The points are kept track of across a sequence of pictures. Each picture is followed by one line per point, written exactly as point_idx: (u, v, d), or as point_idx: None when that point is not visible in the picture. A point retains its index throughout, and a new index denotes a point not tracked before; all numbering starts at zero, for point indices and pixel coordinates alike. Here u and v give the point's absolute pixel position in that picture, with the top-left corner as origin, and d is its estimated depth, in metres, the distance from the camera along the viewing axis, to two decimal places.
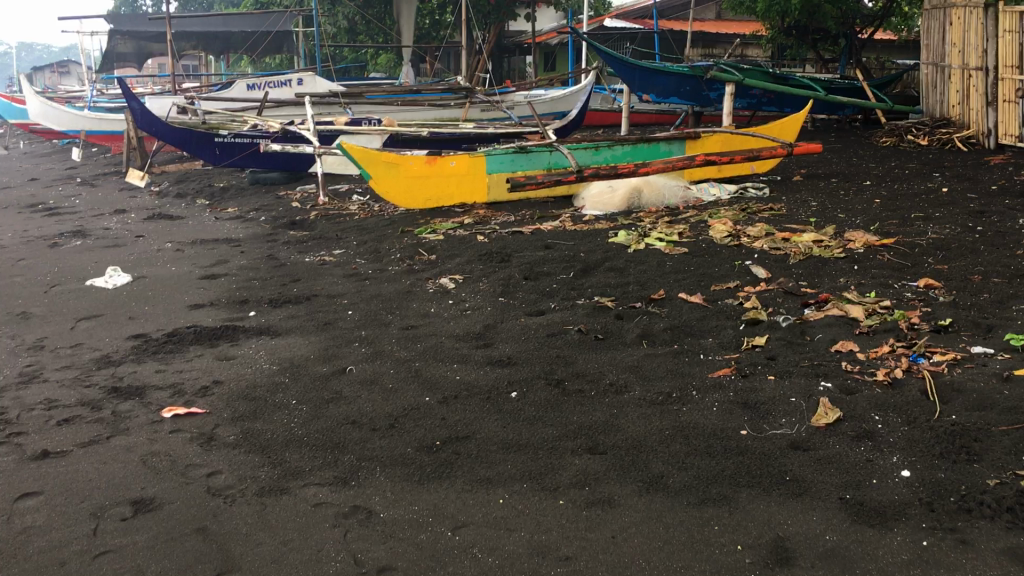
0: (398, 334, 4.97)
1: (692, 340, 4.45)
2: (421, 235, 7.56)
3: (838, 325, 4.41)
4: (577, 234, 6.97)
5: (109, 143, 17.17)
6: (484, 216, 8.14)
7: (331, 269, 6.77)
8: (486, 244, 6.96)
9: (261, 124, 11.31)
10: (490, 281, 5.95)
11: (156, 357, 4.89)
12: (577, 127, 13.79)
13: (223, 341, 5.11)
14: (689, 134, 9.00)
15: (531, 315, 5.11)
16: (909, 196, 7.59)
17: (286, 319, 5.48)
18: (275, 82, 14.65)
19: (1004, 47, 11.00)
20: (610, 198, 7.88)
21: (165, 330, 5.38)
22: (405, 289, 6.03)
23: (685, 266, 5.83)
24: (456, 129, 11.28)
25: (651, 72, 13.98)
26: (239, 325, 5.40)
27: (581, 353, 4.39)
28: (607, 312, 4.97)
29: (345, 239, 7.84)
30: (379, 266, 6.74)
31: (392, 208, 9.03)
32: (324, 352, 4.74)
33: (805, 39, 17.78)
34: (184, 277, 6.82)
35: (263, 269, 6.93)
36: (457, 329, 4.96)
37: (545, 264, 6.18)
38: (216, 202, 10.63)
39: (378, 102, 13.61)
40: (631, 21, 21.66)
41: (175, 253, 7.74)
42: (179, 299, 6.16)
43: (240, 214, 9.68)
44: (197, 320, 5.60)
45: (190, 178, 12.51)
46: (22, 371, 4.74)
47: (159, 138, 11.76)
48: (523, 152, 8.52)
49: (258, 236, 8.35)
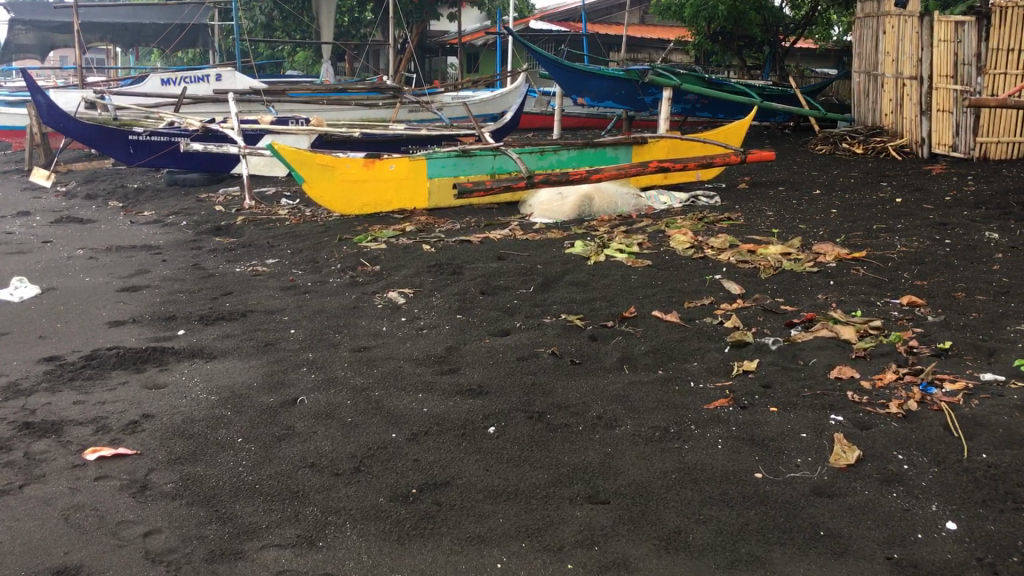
0: (350, 357, 4.51)
1: (677, 365, 4.11)
2: (361, 243, 7.09)
3: (831, 348, 4.12)
4: (530, 244, 6.59)
5: (8, 139, 16.08)
6: (427, 223, 7.70)
7: (265, 281, 6.23)
8: (434, 254, 6.52)
9: (180, 121, 10.60)
10: (443, 296, 5.51)
11: (73, 384, 4.31)
12: (511, 129, 13.42)
13: (150, 365, 4.55)
14: (636, 139, 8.75)
15: (495, 335, 4.70)
16: (863, 206, 7.43)
17: (221, 339, 4.95)
18: (192, 78, 13.89)
19: (939, 56, 11.02)
20: (560, 206, 7.55)
21: (82, 352, 4.80)
22: (349, 305, 5.54)
23: (652, 280, 5.51)
24: (388, 129, 10.81)
25: (586, 75, 13.72)
26: (167, 346, 4.84)
27: (558, 380, 4.00)
28: (578, 333, 4.59)
29: (278, 247, 7.29)
30: (319, 277, 6.24)
31: (326, 214, 8.51)
32: (268, 379, 4.24)
33: (731, 46, 17.79)
34: (99, 289, 6.18)
35: (189, 280, 6.33)
36: (415, 352, 4.52)
37: (502, 277, 5.78)
38: (130, 204, 9.89)
39: (303, 100, 13.02)
40: (556, 23, 21.41)
41: (88, 261, 7.07)
42: (95, 314, 5.55)
43: (158, 217, 9.00)
44: (117, 340, 5.01)
45: (100, 177, 11.71)
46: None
47: (66, 135, 10.91)
48: (466, 156, 8.12)
49: (180, 243, 7.73)
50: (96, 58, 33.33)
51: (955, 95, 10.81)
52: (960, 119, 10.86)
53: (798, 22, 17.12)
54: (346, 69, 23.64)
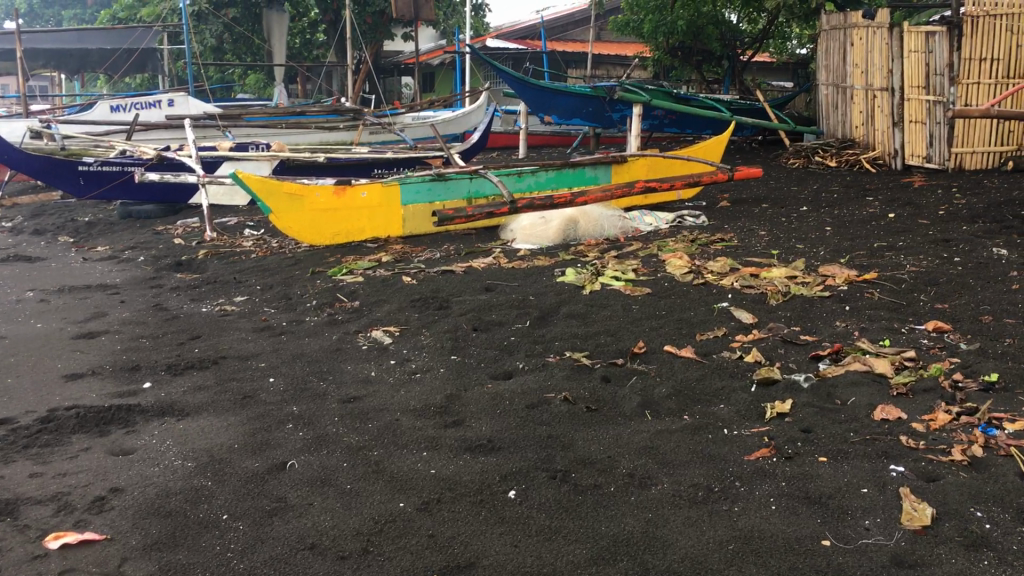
0: (338, 410, 4.09)
1: (704, 409, 3.74)
2: (335, 276, 6.67)
3: (868, 384, 3.80)
4: (518, 274, 6.23)
5: None
6: (404, 253, 7.30)
7: (236, 322, 5.78)
8: (415, 287, 6.11)
9: (133, 149, 10.07)
10: (432, 335, 5.12)
11: (28, 452, 3.83)
12: (479, 149, 13.06)
13: (115, 427, 4.08)
14: (615, 158, 8.48)
15: (497, 379, 4.31)
16: (856, 223, 7.17)
17: (194, 392, 4.50)
18: (143, 104, 13.34)
19: (911, 66, 10.88)
20: (543, 231, 7.17)
21: (37, 413, 4.31)
22: (330, 347, 5.12)
23: (655, 311, 5.17)
24: (353, 153, 10.41)
25: (552, 92, 13.40)
26: (133, 403, 4.37)
27: (576, 431, 3.62)
28: (588, 374, 4.21)
29: (246, 283, 6.83)
30: (294, 316, 5.81)
31: (294, 245, 8.06)
32: (251, 440, 3.81)
33: (690, 61, 17.59)
34: (54, 337, 5.68)
35: (152, 324, 5.86)
36: (412, 401, 4.12)
37: (493, 311, 5.40)
38: (81, 239, 9.34)
39: (261, 124, 12.56)
40: (513, 42, 21.08)
41: (39, 304, 6.55)
42: (49, 367, 5.05)
43: (113, 253, 8.49)
44: (77, 396, 4.53)
45: (49, 211, 11.11)
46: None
47: (11, 166, 10.31)
48: (442, 180, 7.77)
49: (138, 281, 7.23)
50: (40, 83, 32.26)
51: (928, 106, 10.67)
52: (934, 130, 10.72)
53: (756, 35, 16.82)
54: (300, 92, 23.13)
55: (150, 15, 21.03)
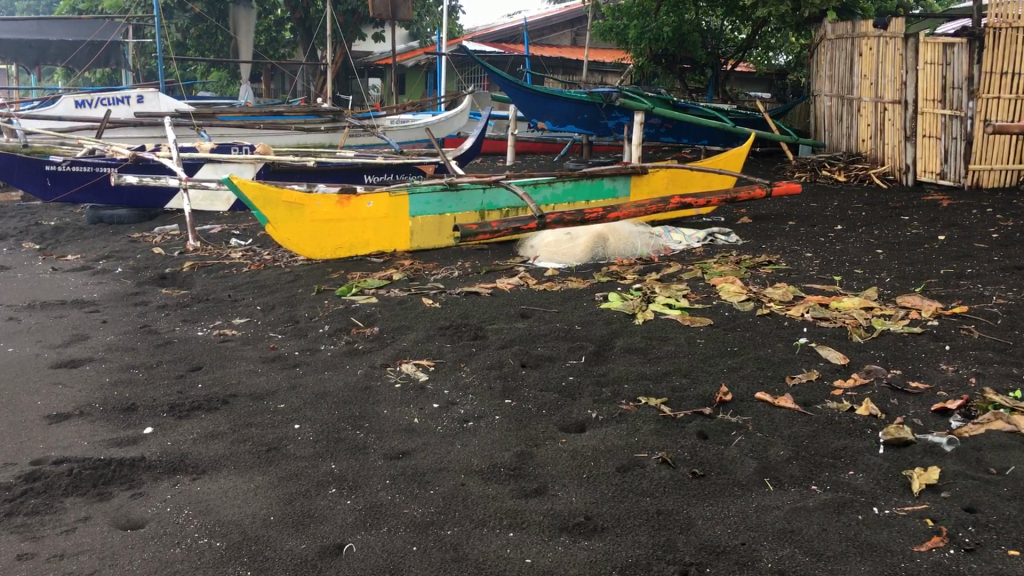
0: (388, 470, 3.45)
1: (835, 478, 3.15)
2: (345, 296, 6.00)
3: (1022, 450, 3.23)
4: (553, 297, 5.62)
5: None
6: (417, 270, 6.65)
7: (240, 350, 5.09)
8: (440, 312, 5.48)
9: (105, 149, 9.20)
10: (474, 371, 4.49)
11: (12, 524, 3.11)
12: (474, 154, 12.33)
13: (118, 489, 3.37)
14: (635, 168, 7.93)
15: (569, 432, 3.68)
16: (905, 245, 6.66)
17: (207, 442, 3.81)
18: (111, 99, 12.49)
19: (926, 79, 10.39)
20: (569, 249, 6.58)
21: (18, 467, 3.59)
22: (357, 385, 4.45)
23: (727, 346, 4.59)
24: (343, 159, 9.74)
25: (546, 97, 12.83)
26: (134, 455, 3.67)
27: (690, 507, 3.00)
28: (680, 428, 3.59)
29: (243, 302, 6.13)
30: (306, 344, 5.13)
31: (289, 257, 7.37)
32: (289, 511, 3.14)
33: (673, 69, 16.90)
34: (29, 365, 4.91)
35: (142, 350, 5.13)
36: (477, 461, 3.47)
37: (539, 343, 4.78)
38: (49, 245, 8.53)
39: (239, 124, 11.80)
40: (491, 45, 20.33)
41: (8, 323, 5.78)
42: (28, 404, 4.31)
43: (86, 262, 7.70)
44: (66, 445, 3.80)
45: (9, 213, 10.23)
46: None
47: None
48: (454, 190, 7.18)
49: (120, 296, 6.47)
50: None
51: (944, 120, 10.19)
52: (950, 146, 10.24)
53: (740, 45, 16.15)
54: (268, 91, 22.25)
55: (112, 7, 20.00)
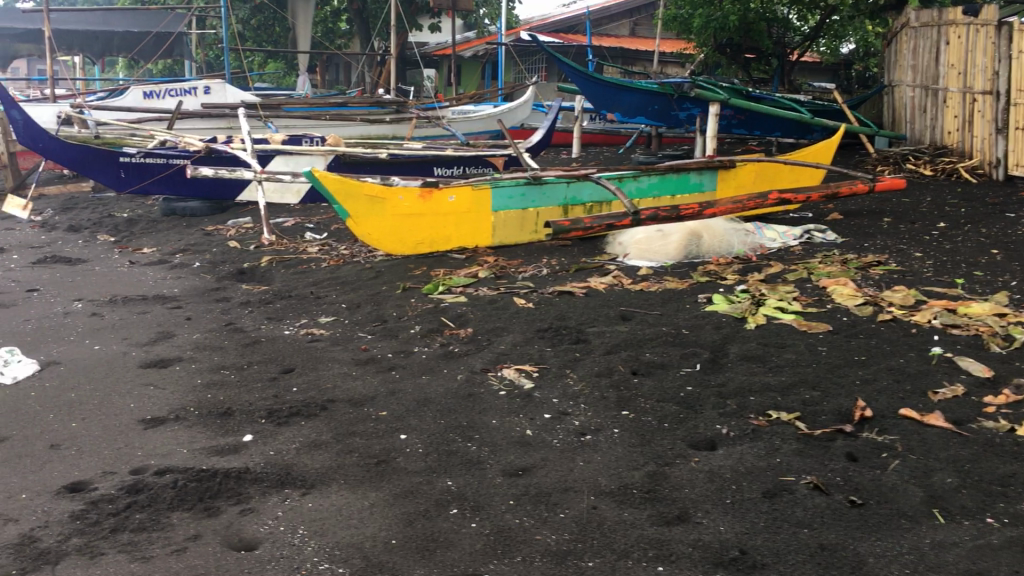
0: (509, 489, 3.21)
1: (1012, 508, 2.84)
2: (432, 294, 5.78)
3: None
4: (653, 299, 5.34)
5: None
6: (502, 267, 6.40)
7: (332, 351, 4.90)
8: (536, 313, 5.23)
9: (179, 140, 9.09)
10: (583, 379, 4.24)
11: (119, 541, 2.93)
12: (543, 146, 12.05)
13: (225, 504, 3.17)
14: (723, 162, 7.59)
15: (700, 450, 3.41)
16: (1019, 245, 6.26)
17: (312, 452, 3.60)
18: (178, 90, 12.45)
19: (1020, 69, 9.87)
20: (662, 245, 6.29)
21: (119, 477, 3.41)
22: (459, 391, 4.22)
23: (854, 354, 4.28)
24: (413, 150, 9.53)
25: (615, 88, 12.52)
26: (235, 466, 3.48)
27: (856, 540, 2.72)
28: (824, 449, 3.31)
29: (327, 299, 5.94)
30: (400, 346, 4.92)
31: (368, 252, 7.18)
32: (410, 533, 2.93)
33: (738, 59, 16.44)
34: (118, 364, 4.77)
35: (231, 350, 4.96)
36: (605, 481, 3.22)
37: (649, 349, 4.51)
38: (124, 238, 8.44)
39: (306, 115, 11.65)
40: (550, 35, 20.02)
41: (93, 319, 5.65)
42: (121, 407, 4.15)
43: (163, 256, 7.58)
44: (164, 453, 3.63)
45: (82, 205, 10.20)
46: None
47: (45, 155, 9.39)
48: (538, 184, 6.87)
49: (201, 291, 6.33)
50: (32, 65, 30.42)
51: None
52: None
53: (807, 34, 15.63)
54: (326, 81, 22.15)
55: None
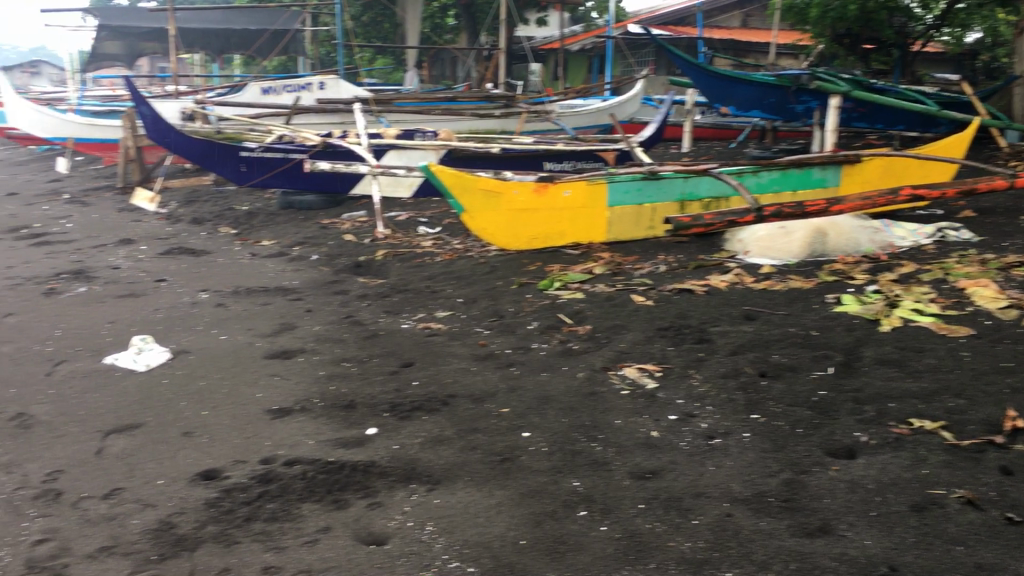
0: (638, 492, 3.13)
1: None
2: (548, 290, 5.73)
3: None
4: (778, 298, 5.16)
5: (98, 154, 14.40)
6: (619, 263, 6.29)
7: (450, 346, 4.89)
8: (655, 310, 5.12)
9: (297, 135, 9.27)
10: (708, 380, 4.12)
11: (252, 530, 2.97)
12: (654, 141, 11.85)
13: (352, 496, 3.19)
14: (848, 156, 7.29)
15: (838, 459, 3.26)
16: None
17: (436, 447, 3.59)
18: (294, 86, 12.73)
19: None
20: (785, 243, 6.10)
21: (249, 466, 3.47)
22: (580, 390, 4.15)
23: (1000, 360, 4.03)
24: (524, 144, 9.50)
25: (730, 81, 12.23)
26: (360, 459, 3.49)
27: (1016, 561, 2.54)
28: (974, 462, 3.12)
29: (443, 293, 5.96)
30: (518, 342, 4.87)
31: (482, 247, 7.17)
32: (539, 535, 2.88)
33: (856, 50, 15.87)
34: (244, 354, 4.87)
35: (352, 342, 5.01)
36: (739, 487, 3.10)
37: (777, 350, 4.36)
38: (244, 231, 8.68)
39: (418, 110, 11.76)
40: (660, 28, 19.72)
41: (218, 309, 5.80)
42: (249, 397, 4.23)
43: (282, 249, 7.75)
44: (292, 443, 3.67)
45: (204, 198, 10.53)
46: (9, 574, 2.78)
47: (171, 149, 9.73)
48: (655, 179, 6.72)
49: (320, 284, 6.44)
50: (155, 62, 31.56)
51: None
52: None
53: (932, 23, 14.95)
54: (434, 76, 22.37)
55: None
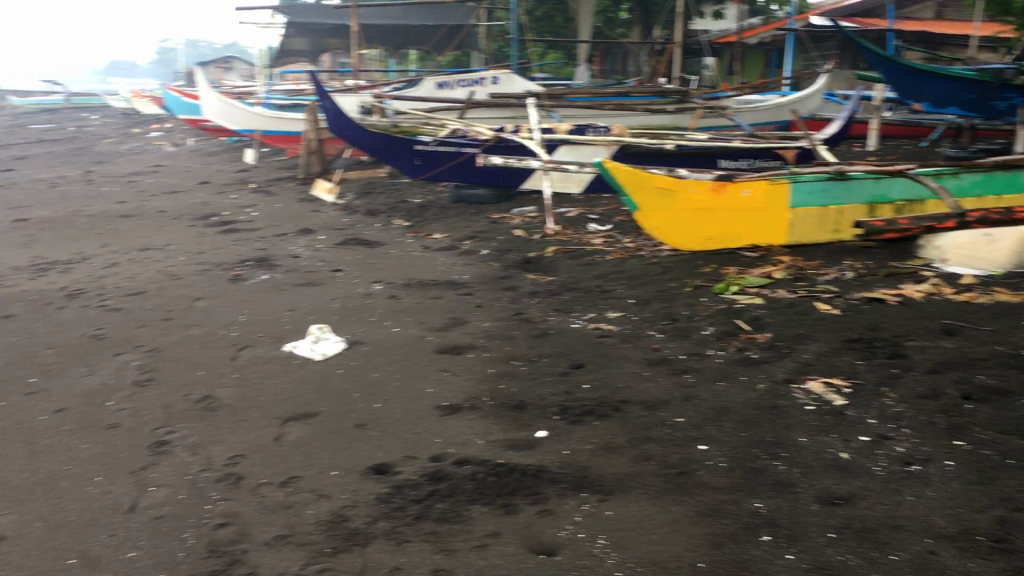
0: (828, 520, 2.89)
1: None
2: (725, 295, 5.48)
3: None
4: (982, 313, 4.72)
5: (283, 146, 15.07)
6: (800, 268, 5.96)
7: (622, 349, 4.75)
8: (842, 321, 4.80)
9: (471, 129, 9.35)
10: (904, 399, 3.80)
11: (422, 530, 2.94)
12: (839, 138, 11.25)
13: (522, 502, 3.11)
14: None
15: None
16: None
17: (609, 455, 3.46)
18: (469, 80, 12.88)
19: None
20: (989, 253, 5.73)
21: (420, 462, 3.45)
22: (760, 402, 3.92)
23: None
24: (699, 141, 9.21)
25: (924, 76, 11.45)
26: (530, 463, 3.41)
27: None
28: None
29: (614, 293, 5.81)
30: (692, 348, 4.67)
31: (653, 246, 6.98)
32: (718, 559, 2.70)
33: None
34: (415, 347, 4.90)
35: (522, 341, 4.95)
36: (943, 523, 2.82)
37: (983, 371, 3.97)
38: (416, 223, 8.82)
39: (590, 105, 11.64)
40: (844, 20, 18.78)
41: (391, 301, 5.89)
42: (421, 391, 4.23)
43: (452, 242, 7.82)
44: (462, 442, 3.64)
45: (380, 190, 10.80)
46: (193, 554, 2.87)
47: (351, 142, 10.03)
48: (843, 179, 6.35)
49: (490, 279, 6.43)
50: (336, 57, 32.85)
51: None
52: None
53: None
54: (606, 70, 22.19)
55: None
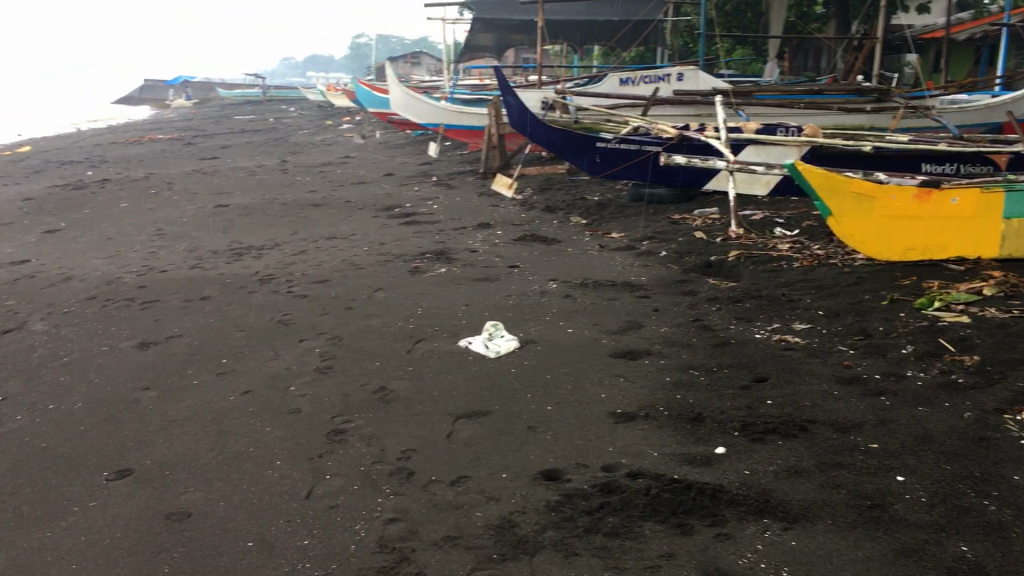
0: None
1: None
2: (926, 311, 5.05)
3: None
4: None
5: (465, 140, 15.32)
6: (1014, 285, 5.43)
7: (809, 363, 4.46)
8: None
9: (654, 126, 9.13)
10: None
11: (593, 543, 2.83)
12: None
13: (699, 522, 2.94)
14: None
15: None
16: None
17: (794, 480, 3.23)
18: (653, 77, 12.65)
19: None
20: None
21: (592, 471, 3.34)
22: (966, 433, 3.57)
23: None
24: (899, 143, 8.63)
25: None
26: (707, 481, 3.23)
27: None
28: None
29: (801, 303, 5.49)
30: (888, 367, 4.32)
31: (846, 255, 6.56)
32: None
33: None
34: (590, 350, 4.79)
35: (701, 349, 4.75)
36: None
37: None
38: (594, 221, 8.71)
39: (779, 103, 11.17)
40: None
41: (566, 300, 5.80)
42: (594, 397, 4.12)
43: (630, 242, 7.66)
44: (636, 453, 3.50)
45: (558, 186, 10.76)
46: (363, 548, 2.87)
47: (532, 138, 10.05)
48: None
49: (668, 282, 6.23)
50: (519, 53, 33.18)
51: None
52: None
53: None
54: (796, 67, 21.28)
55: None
